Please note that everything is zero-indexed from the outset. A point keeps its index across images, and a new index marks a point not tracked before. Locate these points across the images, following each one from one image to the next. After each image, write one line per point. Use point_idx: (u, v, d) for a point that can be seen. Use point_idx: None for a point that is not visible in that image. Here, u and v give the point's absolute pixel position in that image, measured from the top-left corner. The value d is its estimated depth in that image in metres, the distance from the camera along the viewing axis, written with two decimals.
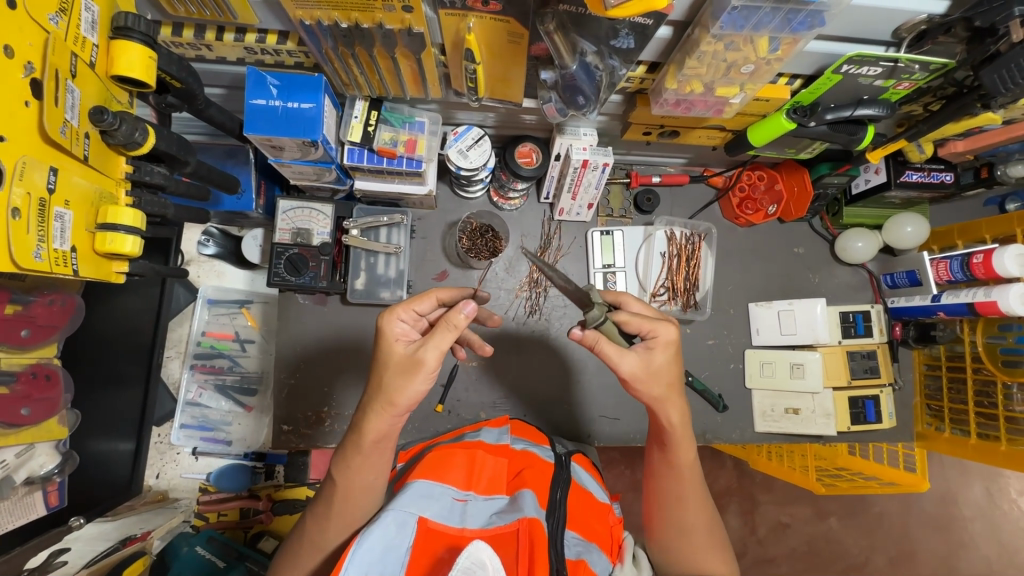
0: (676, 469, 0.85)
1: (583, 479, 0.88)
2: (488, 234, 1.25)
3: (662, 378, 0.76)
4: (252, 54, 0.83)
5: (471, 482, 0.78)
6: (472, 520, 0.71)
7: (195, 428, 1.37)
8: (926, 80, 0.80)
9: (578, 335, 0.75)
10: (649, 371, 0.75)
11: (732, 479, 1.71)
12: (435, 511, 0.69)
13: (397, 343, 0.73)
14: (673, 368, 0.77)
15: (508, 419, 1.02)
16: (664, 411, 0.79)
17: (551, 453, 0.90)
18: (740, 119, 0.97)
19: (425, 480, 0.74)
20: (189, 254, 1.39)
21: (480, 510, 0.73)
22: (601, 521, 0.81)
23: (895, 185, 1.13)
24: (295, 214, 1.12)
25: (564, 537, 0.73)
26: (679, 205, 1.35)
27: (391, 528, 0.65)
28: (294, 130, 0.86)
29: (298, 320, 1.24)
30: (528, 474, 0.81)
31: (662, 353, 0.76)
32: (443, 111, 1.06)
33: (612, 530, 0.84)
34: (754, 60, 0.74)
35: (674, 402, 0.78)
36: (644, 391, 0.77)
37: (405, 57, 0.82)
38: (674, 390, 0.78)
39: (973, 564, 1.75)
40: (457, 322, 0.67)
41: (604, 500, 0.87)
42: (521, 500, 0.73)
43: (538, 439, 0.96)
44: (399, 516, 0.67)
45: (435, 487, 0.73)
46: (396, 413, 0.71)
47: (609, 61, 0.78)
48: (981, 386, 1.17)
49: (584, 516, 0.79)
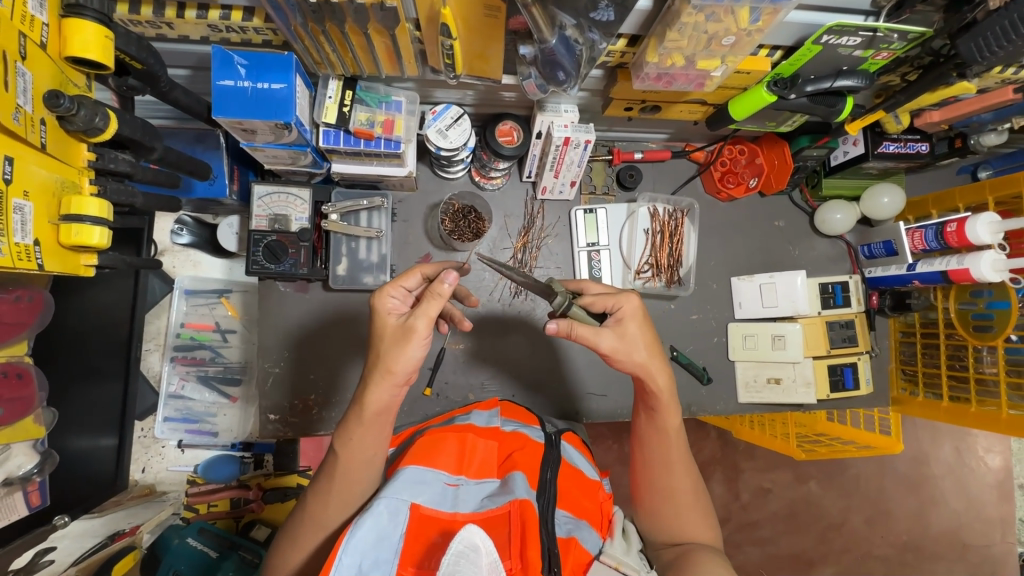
0: (663, 434, 0.88)
1: (573, 457, 0.88)
2: (471, 215, 1.23)
3: (635, 345, 0.81)
4: (217, 32, 0.79)
5: (461, 467, 0.78)
6: (464, 504, 0.71)
7: (180, 420, 1.36)
8: (904, 49, 0.81)
9: (554, 329, 0.80)
10: (625, 342, 0.81)
11: (716, 449, 1.77)
12: (426, 497, 0.70)
13: (390, 315, 0.78)
14: (646, 333, 0.83)
15: (497, 401, 1.02)
16: (652, 378, 0.83)
17: (540, 432, 0.90)
18: (721, 93, 0.96)
19: (416, 466, 0.73)
20: (162, 245, 1.35)
21: (472, 495, 0.73)
22: (591, 498, 0.83)
23: (873, 156, 1.14)
24: (272, 200, 1.09)
25: (554, 516, 0.74)
26: (662, 181, 1.34)
27: (384, 517, 0.65)
28: (264, 112, 0.83)
29: (277, 307, 1.19)
30: (518, 456, 0.81)
31: (631, 320, 0.82)
32: (420, 89, 1.03)
33: (602, 506, 0.85)
34: (736, 32, 0.73)
35: (659, 365, 0.83)
36: (627, 361, 0.82)
37: (378, 34, 0.79)
38: (655, 353, 0.82)
39: (943, 519, 1.83)
40: (442, 291, 0.71)
41: (594, 477, 0.88)
42: (512, 482, 0.73)
43: (528, 420, 0.96)
44: (391, 504, 0.66)
45: (427, 473, 0.73)
46: (397, 379, 0.74)
47: (589, 35, 0.76)
48: (953, 350, 1.21)
49: (575, 494, 0.81)
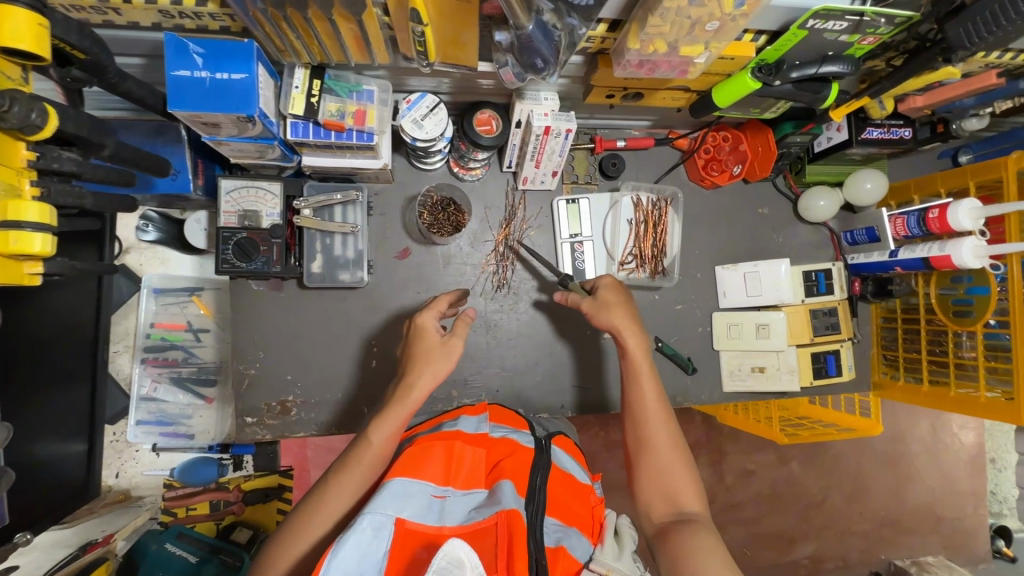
0: (637, 385, 0.90)
1: (564, 461, 0.87)
2: (450, 207, 1.20)
3: (609, 304, 0.96)
4: (170, 18, 0.74)
5: (449, 477, 0.75)
6: (451, 517, 0.70)
7: (153, 424, 1.32)
8: (890, 34, 0.79)
9: (560, 297, 1.06)
10: (599, 304, 0.97)
11: (701, 433, 1.79)
12: (412, 511, 0.67)
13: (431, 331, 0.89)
14: (616, 295, 0.98)
15: (486, 405, 0.98)
16: (621, 334, 0.93)
17: (530, 437, 0.88)
18: (704, 79, 0.94)
19: (402, 478, 0.71)
20: (127, 241, 1.31)
21: (459, 507, 0.72)
22: (581, 503, 0.81)
23: (857, 142, 1.13)
24: (240, 195, 1.05)
25: (543, 525, 0.72)
26: (645, 169, 1.31)
27: (367, 533, 0.63)
28: (224, 105, 0.78)
29: (249, 307, 1.15)
30: (507, 463, 0.79)
31: (606, 287, 1.00)
32: (393, 78, 0.98)
33: (594, 510, 0.83)
34: (720, 17, 0.70)
35: (628, 322, 0.93)
36: (602, 322, 0.96)
37: (345, 19, 0.75)
38: (624, 312, 0.94)
39: (919, 494, 1.88)
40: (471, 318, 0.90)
41: (586, 481, 0.87)
42: (499, 492, 0.72)
43: (517, 424, 0.93)
44: (375, 520, 0.64)
45: (413, 485, 0.70)
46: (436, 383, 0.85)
47: (568, 20, 0.73)
48: (933, 335, 1.22)
49: (566, 501, 0.79)
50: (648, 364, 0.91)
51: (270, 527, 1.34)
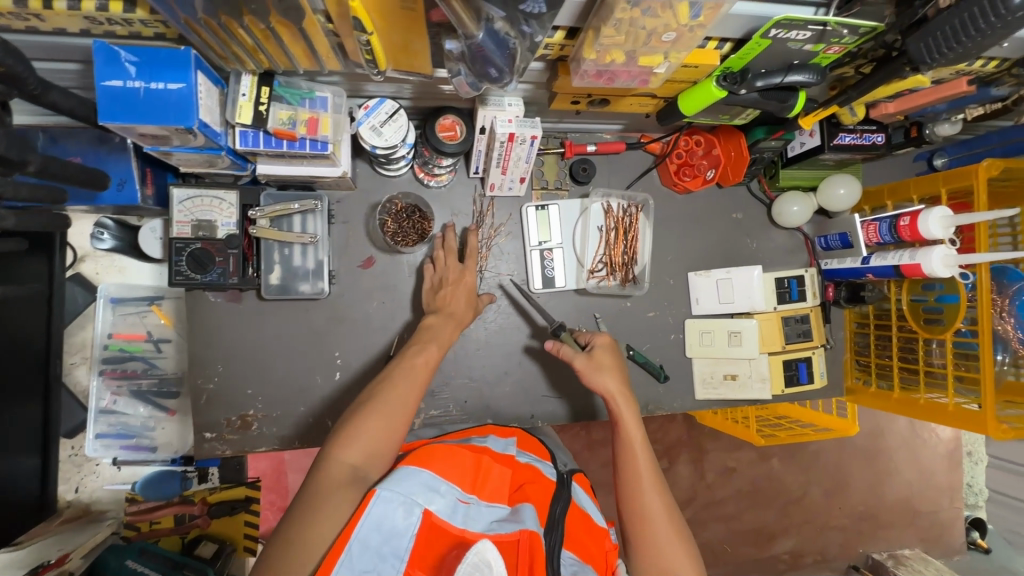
0: (631, 451, 0.91)
1: (582, 499, 0.85)
2: (415, 215, 1.17)
3: (603, 365, 1.01)
4: (98, 25, 0.69)
5: (476, 486, 0.75)
6: (474, 524, 0.69)
7: (113, 437, 1.27)
8: (856, 44, 0.76)
9: (552, 347, 1.07)
10: (593, 364, 1.01)
11: (682, 431, 1.78)
12: (440, 506, 0.68)
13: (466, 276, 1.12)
14: (610, 358, 1.02)
15: (515, 430, 0.99)
16: (616, 402, 0.96)
17: (553, 469, 0.88)
18: (669, 87, 0.91)
19: (433, 472, 0.71)
20: (82, 249, 1.27)
21: (482, 515, 0.71)
22: (598, 545, 0.78)
23: (828, 149, 1.11)
24: (194, 205, 1.00)
25: (559, 557, 0.70)
26: (616, 174, 1.29)
27: (400, 511, 0.65)
28: (162, 116, 0.74)
29: (206, 320, 1.12)
30: (530, 488, 0.79)
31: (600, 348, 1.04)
32: (349, 83, 0.95)
33: (609, 556, 0.79)
34: (676, 28, 0.67)
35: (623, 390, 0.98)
36: (597, 384, 0.99)
37: (285, 27, 0.71)
38: (619, 378, 0.99)
39: (896, 489, 1.90)
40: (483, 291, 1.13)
41: (603, 524, 0.82)
42: (522, 511, 0.71)
43: (542, 454, 0.93)
44: (407, 502, 0.65)
45: (443, 482, 0.71)
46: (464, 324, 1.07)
47: (522, 28, 0.69)
48: (905, 342, 1.21)
49: (584, 537, 0.77)
50: (640, 432, 0.93)
51: (237, 540, 1.33)
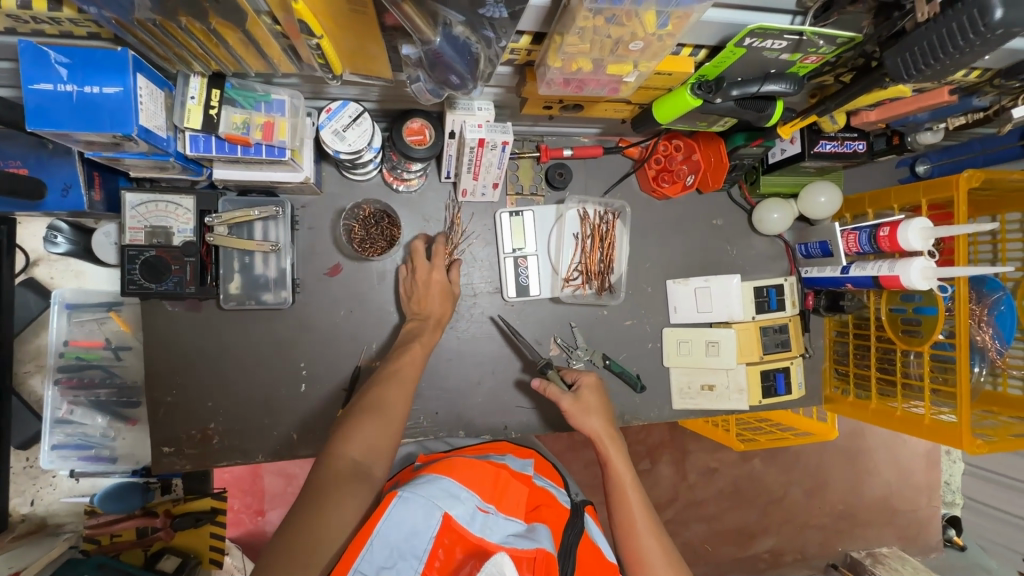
0: (621, 493, 0.95)
1: (595, 535, 0.83)
2: (384, 220, 1.13)
3: (590, 408, 1.03)
4: (23, 23, 0.64)
5: (497, 498, 0.71)
6: (492, 536, 0.65)
7: (70, 448, 1.22)
8: (834, 54, 0.73)
9: (538, 385, 1.08)
10: (581, 406, 1.03)
11: (665, 432, 1.76)
12: (460, 511, 0.65)
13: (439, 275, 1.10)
14: (596, 400, 1.04)
15: (531, 453, 0.98)
16: (603, 445, 0.99)
17: (567, 497, 0.86)
18: (643, 93, 0.87)
19: (453, 479, 0.69)
20: (34, 253, 1.23)
21: (499, 528, 0.67)
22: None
23: (809, 156, 1.08)
24: (148, 210, 0.95)
25: None
26: (594, 179, 1.25)
27: (418, 512, 0.62)
28: (98, 122, 0.69)
29: (164, 330, 1.07)
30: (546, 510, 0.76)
31: (587, 389, 1.06)
32: (309, 85, 0.90)
33: None
34: (643, 37, 0.63)
35: (610, 432, 1.00)
36: (584, 425, 1.01)
37: (228, 30, 0.67)
38: (605, 420, 1.02)
39: (875, 489, 1.90)
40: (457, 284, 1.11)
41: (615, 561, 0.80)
42: (538, 531, 0.68)
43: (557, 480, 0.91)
44: (426, 503, 0.63)
45: (464, 489, 0.68)
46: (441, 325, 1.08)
47: (482, 33, 0.65)
48: (883, 352, 1.20)
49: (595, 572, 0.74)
50: (630, 474, 0.96)
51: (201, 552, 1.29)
